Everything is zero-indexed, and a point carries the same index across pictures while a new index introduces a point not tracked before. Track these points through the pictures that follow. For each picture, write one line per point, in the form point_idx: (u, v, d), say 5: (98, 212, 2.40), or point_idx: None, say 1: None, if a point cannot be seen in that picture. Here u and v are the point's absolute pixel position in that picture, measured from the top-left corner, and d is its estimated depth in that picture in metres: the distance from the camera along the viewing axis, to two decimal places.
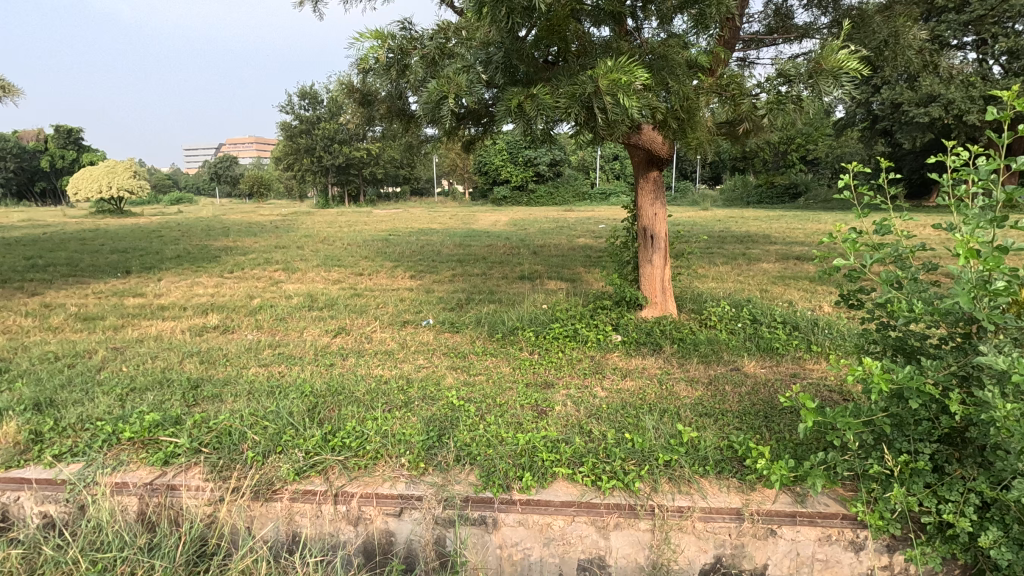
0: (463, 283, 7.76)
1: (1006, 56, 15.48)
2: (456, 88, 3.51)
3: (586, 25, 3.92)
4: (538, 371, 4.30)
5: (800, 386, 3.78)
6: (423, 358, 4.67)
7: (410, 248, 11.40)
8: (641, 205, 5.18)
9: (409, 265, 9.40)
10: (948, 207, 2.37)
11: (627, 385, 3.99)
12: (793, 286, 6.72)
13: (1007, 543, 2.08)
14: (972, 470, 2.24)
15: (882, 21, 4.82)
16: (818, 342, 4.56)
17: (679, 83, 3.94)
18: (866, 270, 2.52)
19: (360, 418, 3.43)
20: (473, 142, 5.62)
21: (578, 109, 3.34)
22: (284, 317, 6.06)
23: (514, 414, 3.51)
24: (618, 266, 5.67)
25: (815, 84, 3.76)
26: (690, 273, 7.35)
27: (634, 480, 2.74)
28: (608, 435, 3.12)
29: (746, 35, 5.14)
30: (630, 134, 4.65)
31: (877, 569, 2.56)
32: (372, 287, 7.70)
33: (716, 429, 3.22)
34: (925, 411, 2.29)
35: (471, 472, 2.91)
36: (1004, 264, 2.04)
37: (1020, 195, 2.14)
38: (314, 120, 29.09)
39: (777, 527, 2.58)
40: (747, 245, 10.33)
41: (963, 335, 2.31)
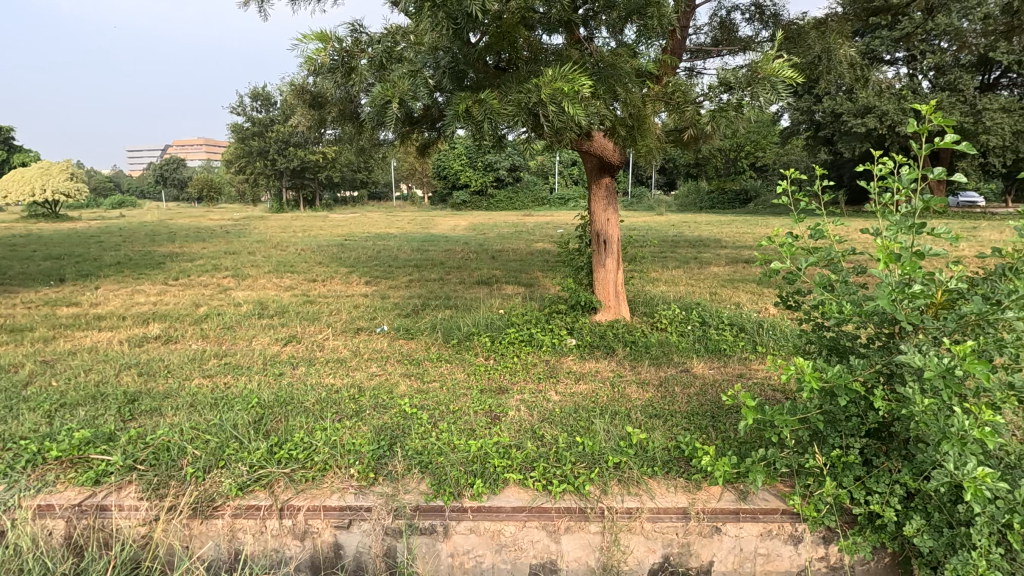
0: (420, 288, 7.70)
1: (933, 72, 16.47)
2: (402, 93, 3.49)
3: (536, 33, 3.96)
4: (493, 376, 4.30)
5: (746, 386, 3.91)
6: (376, 365, 4.60)
7: (366, 254, 11.23)
8: (594, 211, 5.26)
9: (365, 271, 9.25)
10: (873, 214, 2.48)
11: (581, 388, 4.04)
12: (741, 288, 6.96)
13: (929, 531, 2.20)
14: (899, 463, 2.36)
15: (816, 36, 5.07)
16: (763, 343, 4.72)
17: (626, 91, 4.02)
18: (801, 273, 2.62)
19: (309, 429, 3.34)
20: (428, 145, 5.58)
21: (524, 117, 3.35)
22: (232, 326, 5.86)
23: (467, 420, 3.49)
24: (573, 271, 5.73)
25: (753, 92, 3.87)
26: (643, 277, 7.51)
27: (583, 484, 2.77)
28: (559, 439, 3.14)
29: (693, 45, 5.30)
30: (582, 141, 4.71)
31: (815, 561, 2.65)
32: (326, 294, 7.54)
33: (664, 429, 3.29)
34: (854, 408, 2.40)
35: (422, 481, 2.88)
36: (921, 267, 2.18)
37: (936, 203, 2.26)
38: (266, 123, 28.27)
39: (721, 525, 2.65)
40: (698, 250, 10.63)
41: (888, 335, 2.42)
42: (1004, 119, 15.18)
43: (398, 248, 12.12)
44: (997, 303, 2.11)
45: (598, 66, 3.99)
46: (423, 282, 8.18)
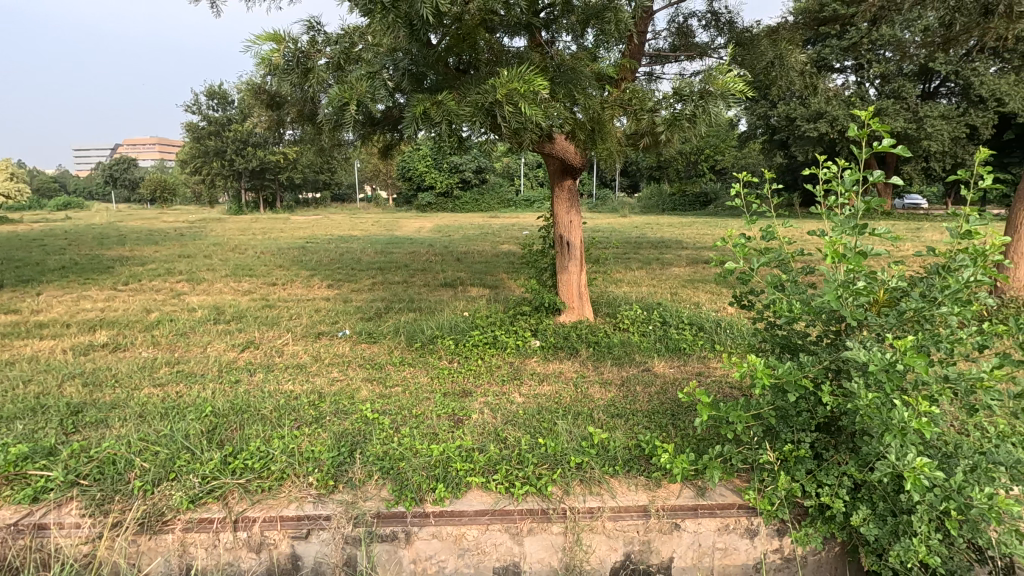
0: (383, 292, 7.60)
1: (879, 80, 17.26)
2: (359, 94, 3.44)
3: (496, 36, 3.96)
4: (456, 379, 4.27)
5: (704, 385, 3.99)
6: (337, 370, 4.52)
7: (329, 256, 11.03)
8: (557, 213, 5.29)
9: (326, 274, 9.08)
10: (819, 216, 2.57)
11: (544, 390, 4.06)
12: (700, 288, 7.12)
13: (874, 520, 2.29)
14: (846, 455, 2.45)
15: (768, 44, 5.25)
16: (721, 341, 4.84)
17: (585, 95, 4.07)
18: (753, 273, 2.69)
19: (265, 438, 3.24)
20: (389, 146, 5.51)
21: (483, 118, 3.35)
22: (186, 332, 5.65)
23: (430, 424, 3.45)
24: (536, 272, 5.75)
25: (707, 100, 3.98)
26: (607, 278, 7.61)
27: (546, 485, 2.78)
28: (522, 441, 3.15)
29: (651, 51, 5.39)
30: (544, 143, 4.75)
31: (770, 553, 2.72)
32: (286, 298, 7.36)
33: (626, 429, 3.33)
34: (804, 403, 2.48)
35: (383, 487, 2.84)
36: (863, 266, 2.28)
37: (876, 206, 2.35)
38: (223, 122, 27.41)
39: (680, 521, 2.70)
40: (660, 251, 10.84)
41: (835, 332, 2.50)
42: (944, 126, 16.09)
43: (362, 251, 11.93)
44: (933, 299, 2.22)
45: (557, 69, 4.02)
46: (386, 285, 8.08)
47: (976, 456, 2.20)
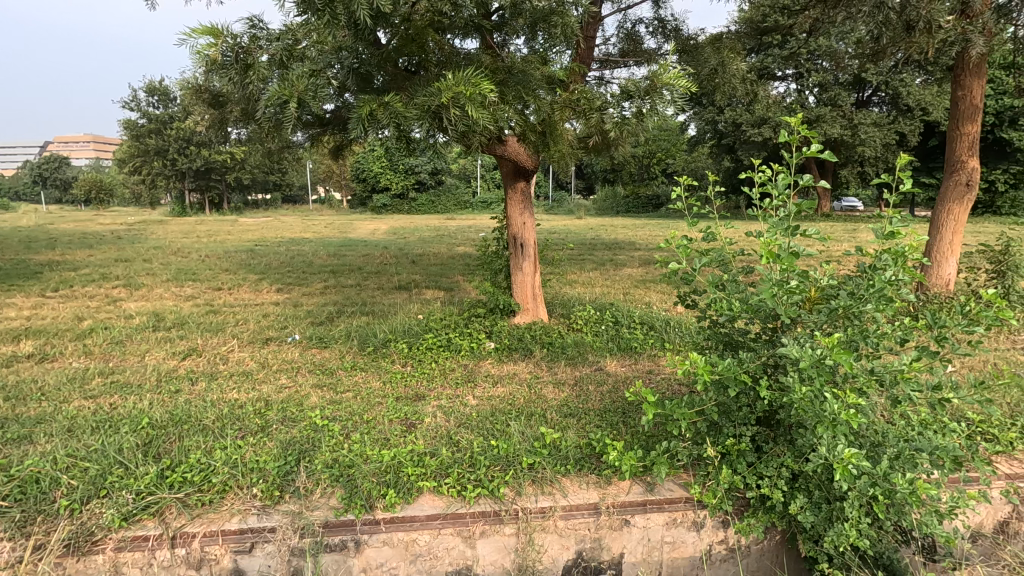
0: (335, 295, 7.42)
1: (818, 88, 18.15)
2: (302, 92, 3.35)
3: (448, 37, 3.98)
4: (409, 384, 4.22)
5: (655, 383, 4.09)
6: (285, 377, 4.38)
7: (278, 260, 10.71)
8: (510, 215, 5.31)
9: (276, 277, 8.80)
10: (756, 217, 2.67)
11: (498, 391, 4.06)
12: (652, 288, 7.29)
13: (811, 507, 2.40)
14: (784, 447, 2.56)
15: (711, 51, 5.43)
16: (670, 339, 4.96)
17: (534, 98, 4.11)
18: (696, 273, 2.78)
19: (206, 450, 3.11)
20: (339, 147, 5.40)
21: (431, 121, 3.33)
22: (122, 340, 5.36)
23: (381, 430, 3.40)
24: (491, 274, 5.75)
25: (653, 98, 4.09)
26: (561, 279, 7.69)
27: (498, 486, 2.78)
28: (475, 443, 3.14)
29: (601, 55, 5.49)
30: (496, 145, 4.76)
31: (716, 544, 2.80)
32: (232, 303, 7.09)
33: (578, 428, 3.37)
34: (744, 398, 2.58)
35: (333, 495, 2.78)
36: (796, 266, 2.40)
37: (807, 208, 2.47)
38: (164, 120, 26.18)
39: (630, 517, 2.75)
40: (613, 252, 11.04)
41: (772, 330, 2.61)
42: (876, 133, 17.12)
43: (314, 254, 11.64)
44: (860, 296, 2.35)
45: (506, 72, 4.03)
46: (339, 289, 7.90)
47: (900, 443, 2.34)
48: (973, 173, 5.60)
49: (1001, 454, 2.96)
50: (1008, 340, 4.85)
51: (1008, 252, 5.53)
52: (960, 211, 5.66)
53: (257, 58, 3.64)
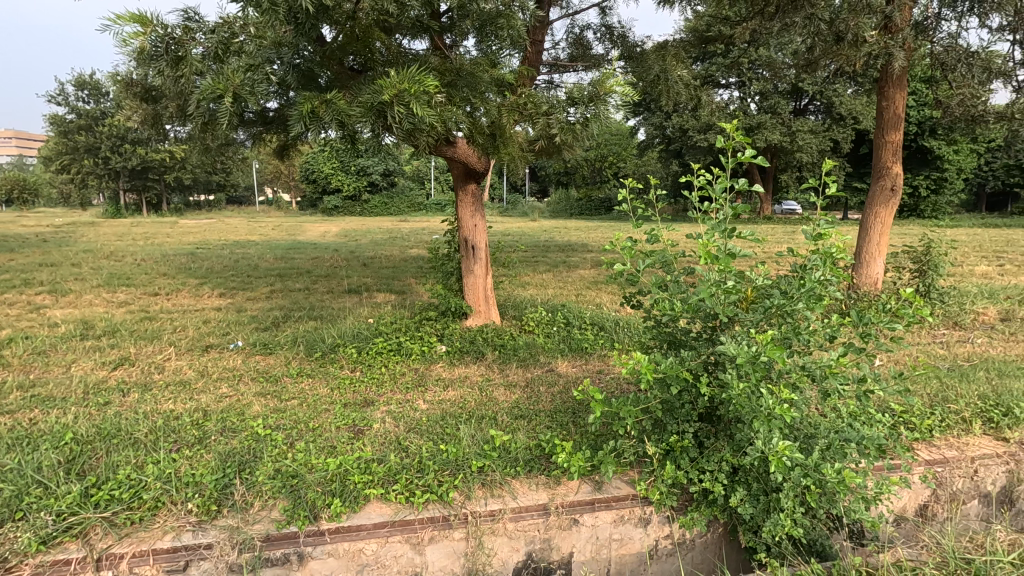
0: (281, 300, 7.18)
1: (759, 96, 18.96)
2: (238, 87, 3.22)
3: (395, 36, 3.93)
4: (358, 389, 4.12)
5: (604, 382, 4.15)
6: (226, 386, 4.20)
7: (221, 263, 10.27)
8: (461, 217, 5.29)
9: (218, 282, 8.44)
10: (696, 220, 2.75)
11: (449, 395, 4.02)
12: (603, 289, 7.41)
13: (750, 499, 2.48)
14: (724, 441, 2.64)
15: (655, 58, 5.58)
16: (619, 339, 5.06)
17: (481, 100, 4.10)
18: (640, 274, 2.83)
19: (137, 465, 2.94)
20: (283, 146, 5.23)
21: (375, 119, 3.27)
22: (45, 350, 5.00)
23: (327, 437, 3.30)
24: (442, 276, 5.70)
25: (596, 105, 4.19)
26: (513, 281, 7.71)
27: (447, 491, 2.75)
28: (424, 448, 3.10)
29: (550, 59, 5.54)
30: (446, 147, 4.73)
31: (662, 539, 2.86)
32: (170, 309, 6.74)
33: (528, 429, 3.38)
34: (686, 396, 2.65)
35: (275, 507, 2.68)
36: (731, 267, 2.49)
37: (741, 211, 2.56)
38: (96, 116, 24.73)
39: (578, 516, 2.77)
40: (566, 254, 11.15)
41: (712, 329, 2.69)
42: (812, 140, 18.05)
43: (260, 257, 11.21)
44: (792, 295, 2.46)
45: (454, 73, 4.02)
46: (286, 293, 7.65)
47: (830, 435, 2.46)
48: (897, 178, 5.95)
49: (921, 442, 3.17)
50: (928, 335, 5.20)
51: (928, 251, 5.93)
52: (886, 213, 6.02)
53: (190, 51, 3.48)
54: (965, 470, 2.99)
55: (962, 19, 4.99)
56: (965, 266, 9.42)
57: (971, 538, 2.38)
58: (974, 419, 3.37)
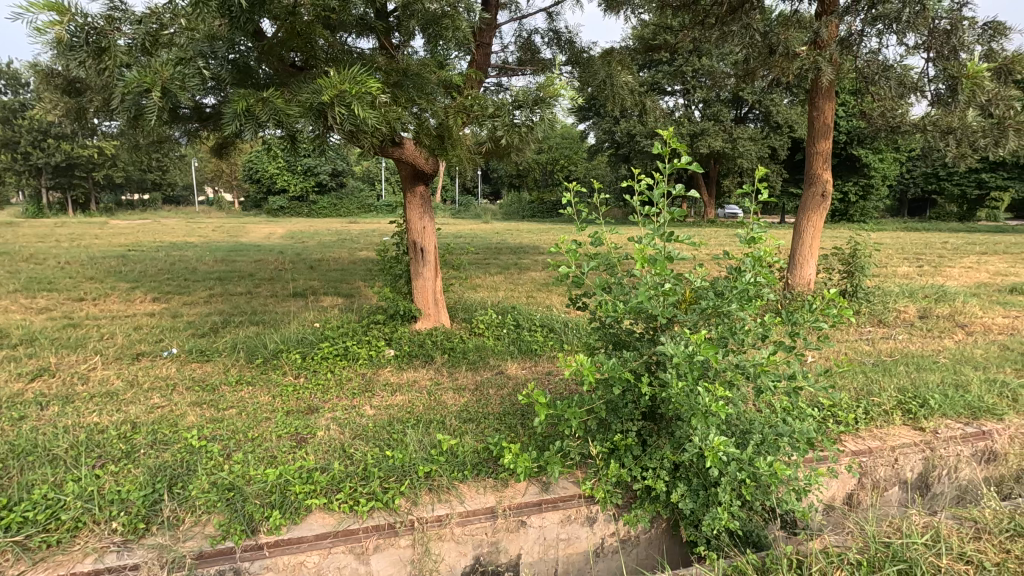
0: (221, 304, 6.87)
1: (702, 104, 19.66)
2: (168, 82, 3.07)
3: (339, 34, 3.87)
4: (301, 396, 3.99)
5: (553, 384, 4.18)
6: (158, 396, 3.97)
7: (155, 266, 9.73)
8: (409, 219, 5.22)
9: (151, 286, 7.99)
10: (636, 224, 2.81)
11: (397, 400, 3.96)
12: (553, 291, 7.49)
13: (690, 494, 2.56)
14: (665, 439, 2.71)
15: (602, 64, 5.69)
16: (568, 341, 5.12)
17: (427, 101, 4.08)
18: (584, 276, 2.87)
19: (54, 484, 2.74)
20: (220, 144, 5.02)
21: (316, 119, 3.19)
22: None
23: (268, 447, 3.18)
24: (391, 279, 5.61)
25: (542, 108, 4.22)
26: (464, 283, 7.68)
27: (393, 498, 2.70)
28: (369, 455, 3.03)
29: (498, 62, 5.56)
30: (393, 148, 4.67)
31: (608, 537, 2.91)
32: (96, 315, 6.33)
33: (476, 433, 3.37)
34: (629, 396, 2.71)
35: (209, 522, 2.56)
36: (669, 269, 2.56)
37: (679, 215, 2.64)
38: (14, 108, 23.00)
39: (526, 518, 2.78)
40: (517, 256, 11.20)
41: (653, 330, 2.77)
42: (751, 147, 18.87)
43: (198, 260, 10.72)
44: (727, 297, 2.56)
45: (400, 73, 3.99)
46: (226, 297, 7.33)
47: (763, 430, 2.57)
48: (827, 185, 6.30)
49: (848, 433, 3.36)
50: (855, 332, 5.53)
51: (854, 254, 6.31)
52: (818, 217, 6.36)
53: (114, 42, 3.29)
54: (886, 459, 3.20)
55: (882, 37, 5.34)
56: (889, 267, 10.07)
57: (890, 522, 2.54)
58: (894, 411, 3.60)
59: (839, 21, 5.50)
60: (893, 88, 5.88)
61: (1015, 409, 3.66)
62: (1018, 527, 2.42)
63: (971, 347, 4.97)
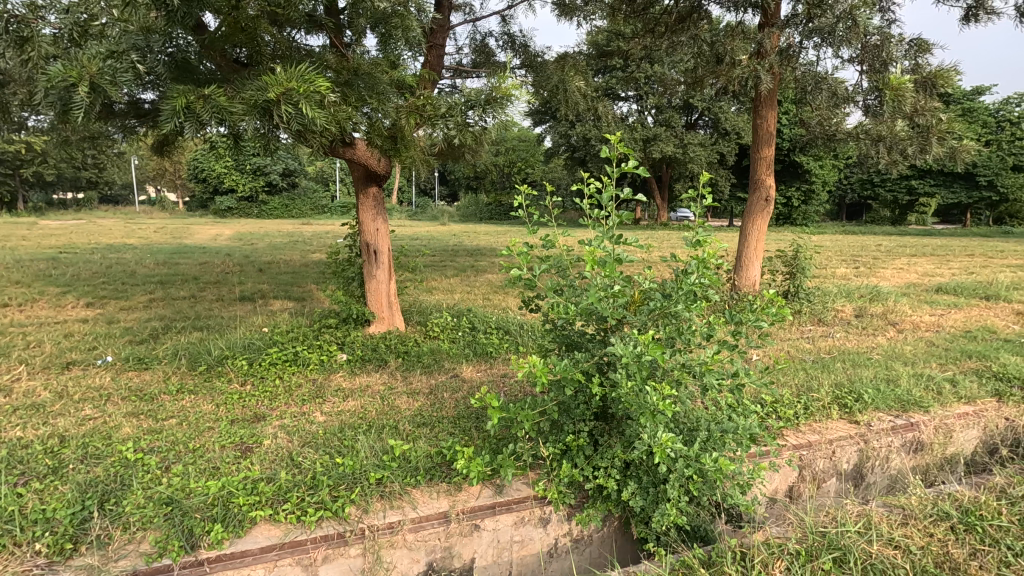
0: (162, 309, 6.55)
1: (655, 110, 20.17)
2: (98, 76, 2.90)
3: (286, 30, 3.77)
4: (247, 404, 3.85)
5: (507, 386, 4.20)
6: (91, 407, 3.75)
7: (89, 270, 9.18)
8: (362, 220, 5.12)
9: (84, 290, 7.54)
10: (587, 227, 2.85)
11: (349, 406, 3.87)
12: (509, 293, 7.50)
13: (640, 492, 2.60)
14: (616, 438, 2.76)
15: (555, 68, 5.76)
16: (524, 343, 5.14)
17: (379, 101, 4.02)
18: (536, 278, 2.89)
19: None
20: (161, 143, 4.80)
21: (260, 118, 3.09)
22: None
23: (210, 458, 3.05)
24: (343, 282, 5.48)
25: (493, 109, 4.19)
26: (419, 286, 7.60)
27: (343, 507, 2.63)
28: (318, 463, 2.95)
29: (452, 64, 5.53)
30: (344, 148, 4.57)
31: (561, 537, 2.92)
32: (22, 322, 5.91)
33: (430, 437, 3.34)
34: (580, 396, 2.74)
35: (144, 539, 2.43)
36: (617, 272, 2.62)
37: (627, 218, 2.69)
38: None
39: (479, 521, 2.76)
40: (474, 259, 11.18)
41: (603, 331, 2.81)
42: (702, 152, 19.49)
43: (137, 263, 10.19)
44: (673, 298, 2.62)
45: (350, 72, 3.92)
46: (168, 302, 7.00)
47: (709, 427, 2.65)
48: (770, 190, 6.56)
49: (789, 428, 3.51)
50: (797, 331, 5.79)
51: (796, 256, 6.59)
52: (762, 221, 6.62)
53: (37, 31, 3.09)
54: (824, 452, 3.35)
55: (818, 49, 5.62)
56: (829, 269, 10.58)
57: (827, 512, 2.66)
58: (831, 406, 3.78)
59: (780, 33, 5.77)
60: (828, 99, 6.19)
61: (940, 401, 3.90)
62: (940, 512, 2.58)
63: (901, 344, 5.28)
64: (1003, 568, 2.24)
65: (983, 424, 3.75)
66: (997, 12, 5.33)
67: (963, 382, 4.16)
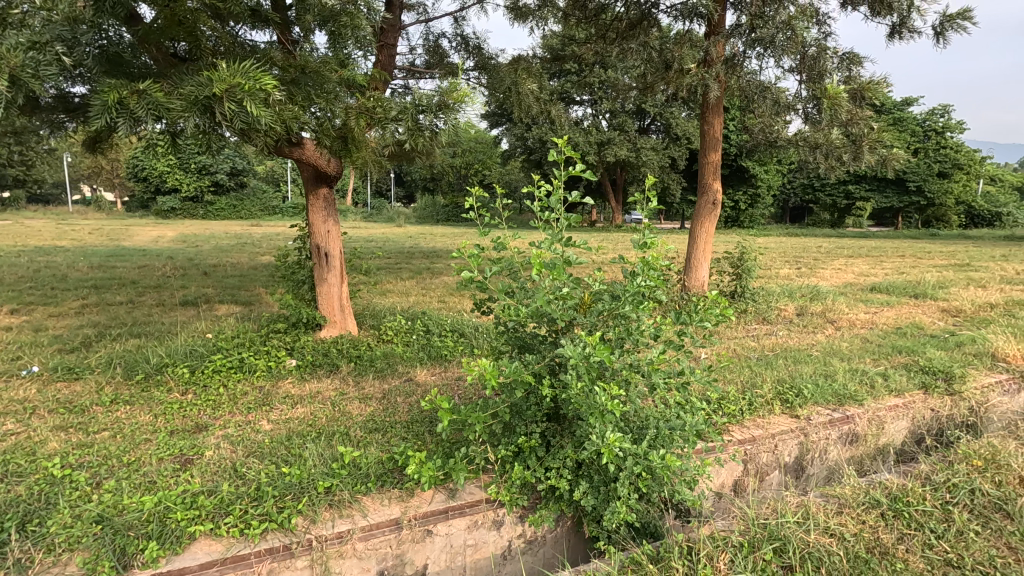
0: (96, 315, 6.19)
1: (609, 113, 20.56)
2: (18, 67, 2.72)
3: (229, 25, 3.63)
4: (188, 414, 3.68)
5: (461, 390, 4.17)
6: (13, 422, 3.50)
7: (14, 274, 8.57)
8: (312, 222, 4.99)
9: (8, 296, 7.04)
10: (537, 230, 2.86)
11: (298, 413, 3.76)
12: (465, 295, 7.47)
13: (591, 491, 2.63)
14: (567, 439, 2.78)
15: (508, 71, 5.79)
16: (479, 345, 5.13)
17: (327, 100, 3.92)
18: (488, 280, 2.88)
19: None
20: (92, 139, 4.54)
21: (200, 114, 2.96)
22: None
23: (146, 472, 2.90)
24: (293, 285, 5.33)
25: (445, 113, 4.16)
26: (373, 289, 7.47)
27: (289, 518, 2.55)
28: (262, 474, 2.85)
29: (405, 64, 5.47)
30: (292, 148, 4.44)
31: (515, 539, 2.92)
32: None
33: (382, 442, 3.27)
34: (531, 398, 2.75)
35: (71, 561, 2.29)
36: (565, 274, 2.65)
37: (576, 221, 2.71)
38: None
39: (432, 527, 2.72)
40: (430, 261, 11.08)
41: (554, 333, 2.83)
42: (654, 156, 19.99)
43: (70, 266, 9.60)
44: (621, 299, 2.67)
45: (297, 70, 3.81)
46: (103, 308, 6.61)
47: (658, 425, 2.71)
48: (717, 194, 6.78)
49: (735, 424, 3.63)
50: (743, 330, 6.00)
51: (742, 257, 6.84)
52: (709, 223, 6.84)
53: None
54: (767, 446, 3.48)
55: (760, 59, 5.85)
56: (773, 270, 11.03)
57: (768, 504, 2.77)
58: (774, 401, 3.94)
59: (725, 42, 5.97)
60: (770, 106, 6.42)
61: (873, 395, 4.12)
62: (871, 500, 2.72)
63: (838, 341, 5.55)
64: (927, 550, 2.39)
65: (911, 415, 3.98)
66: (918, 30, 5.69)
67: (893, 376, 4.41)
